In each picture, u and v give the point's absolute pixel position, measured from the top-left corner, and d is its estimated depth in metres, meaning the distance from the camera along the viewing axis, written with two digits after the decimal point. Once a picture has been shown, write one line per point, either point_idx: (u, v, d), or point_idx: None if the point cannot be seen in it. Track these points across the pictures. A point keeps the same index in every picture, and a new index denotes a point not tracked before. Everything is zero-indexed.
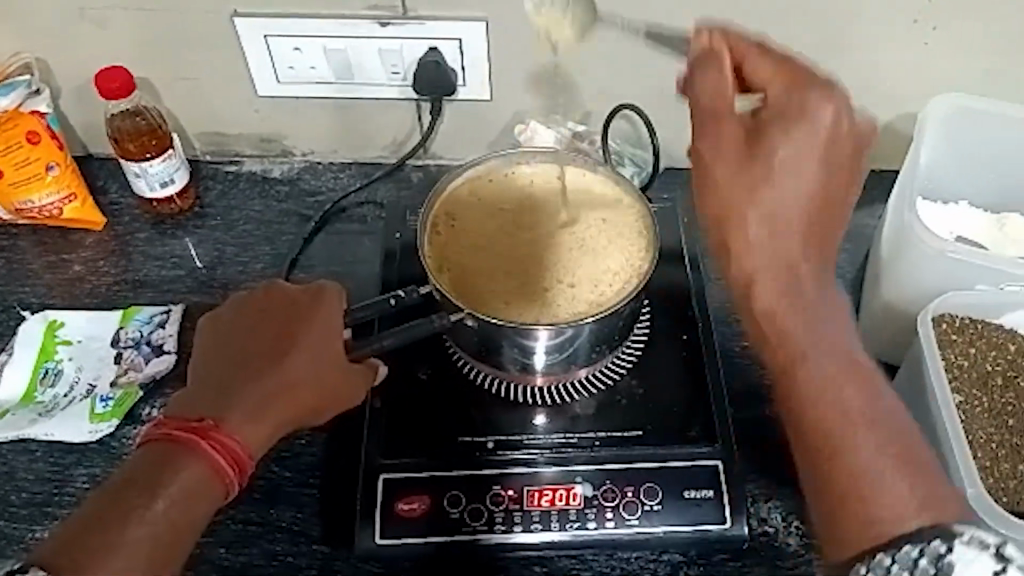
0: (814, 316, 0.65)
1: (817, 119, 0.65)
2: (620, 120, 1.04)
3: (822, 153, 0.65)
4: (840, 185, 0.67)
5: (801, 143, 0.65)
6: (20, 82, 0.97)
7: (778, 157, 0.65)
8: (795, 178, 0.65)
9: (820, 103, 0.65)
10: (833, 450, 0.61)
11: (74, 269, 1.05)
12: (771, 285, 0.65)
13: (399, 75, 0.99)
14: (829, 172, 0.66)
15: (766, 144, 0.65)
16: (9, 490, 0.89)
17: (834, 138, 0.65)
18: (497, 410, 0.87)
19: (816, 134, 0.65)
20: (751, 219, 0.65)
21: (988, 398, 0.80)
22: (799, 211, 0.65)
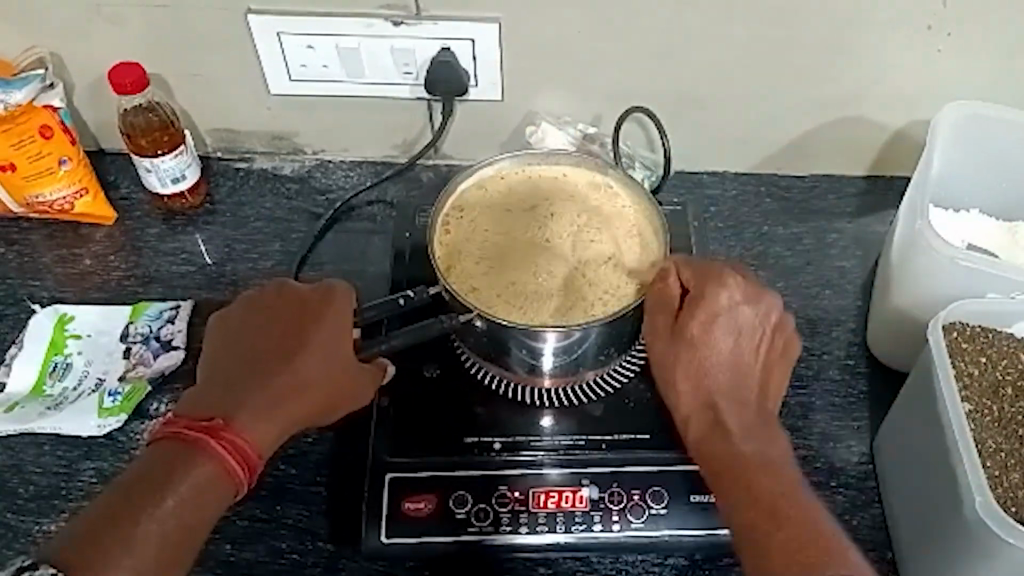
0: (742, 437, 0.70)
1: (725, 300, 0.73)
2: (631, 124, 1.03)
3: (729, 326, 0.73)
4: (761, 357, 0.74)
5: (710, 320, 0.73)
6: (34, 77, 0.97)
7: (692, 335, 0.73)
8: (707, 345, 0.72)
9: (723, 287, 0.74)
10: (763, 537, 0.64)
11: (85, 263, 1.05)
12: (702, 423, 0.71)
13: (412, 75, 1.00)
14: (746, 341, 0.73)
15: (683, 320, 0.74)
16: (17, 483, 0.90)
17: (743, 313, 0.74)
18: (504, 411, 0.87)
19: (724, 310, 0.73)
20: (679, 376, 0.73)
21: (998, 407, 0.79)
22: (720, 376, 0.72)
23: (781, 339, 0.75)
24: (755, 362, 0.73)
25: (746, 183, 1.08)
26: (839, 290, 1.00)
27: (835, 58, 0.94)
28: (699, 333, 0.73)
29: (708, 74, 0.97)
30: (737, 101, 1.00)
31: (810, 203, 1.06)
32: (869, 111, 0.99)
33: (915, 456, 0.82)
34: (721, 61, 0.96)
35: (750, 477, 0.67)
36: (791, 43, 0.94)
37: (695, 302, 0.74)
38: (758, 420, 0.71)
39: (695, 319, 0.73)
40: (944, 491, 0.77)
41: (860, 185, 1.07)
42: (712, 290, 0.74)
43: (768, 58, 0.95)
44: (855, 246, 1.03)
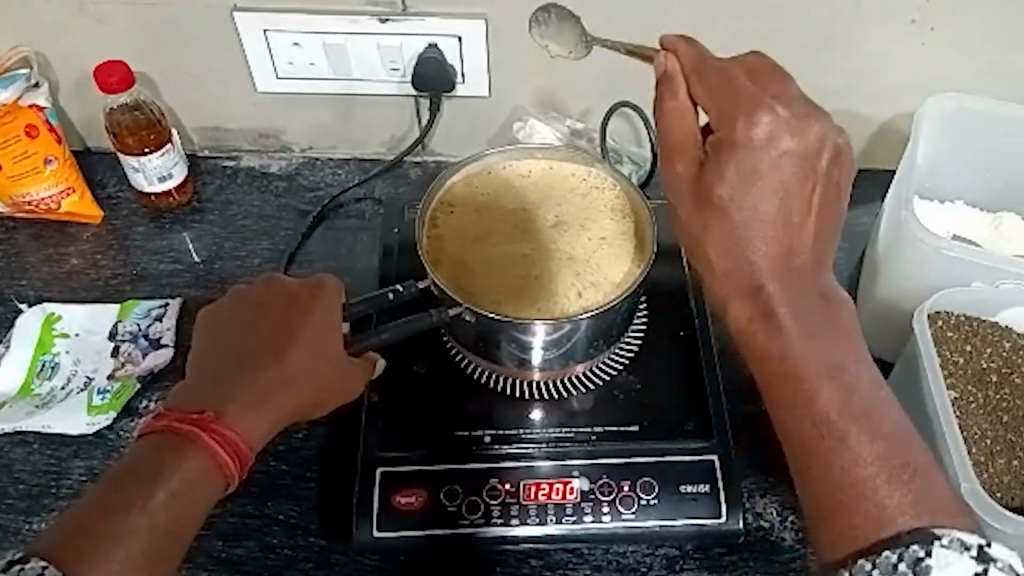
0: (796, 327, 0.66)
1: (759, 147, 0.65)
2: (619, 119, 1.04)
3: (766, 178, 0.65)
4: (805, 207, 0.66)
5: (744, 173, 0.66)
6: (21, 74, 0.99)
7: (721, 194, 0.66)
8: (739, 204, 0.66)
9: (756, 122, 0.65)
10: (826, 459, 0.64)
11: (72, 263, 1.05)
12: (745, 310, 0.67)
13: (399, 71, 1.00)
14: (788, 193, 0.66)
15: (711, 175, 0.67)
16: (6, 482, 0.89)
17: (787, 157, 0.65)
18: (494, 404, 0.87)
19: (761, 160, 0.65)
20: (716, 249, 0.67)
21: (984, 395, 0.80)
22: (755, 239, 0.66)
23: (828, 178, 0.67)
24: (795, 212, 0.66)
25: None
26: None
27: (819, 52, 0.95)
28: (731, 193, 0.66)
29: None
30: None
31: None
32: (854, 104, 1.00)
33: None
34: (706, 55, 0.96)
35: (804, 385, 0.65)
36: (776, 37, 0.94)
37: (724, 155, 0.66)
38: (809, 288, 0.67)
39: (724, 173, 0.66)
40: None
41: None
42: (743, 140, 0.66)
43: (755, 51, 0.96)
44: (842, 238, 1.04)
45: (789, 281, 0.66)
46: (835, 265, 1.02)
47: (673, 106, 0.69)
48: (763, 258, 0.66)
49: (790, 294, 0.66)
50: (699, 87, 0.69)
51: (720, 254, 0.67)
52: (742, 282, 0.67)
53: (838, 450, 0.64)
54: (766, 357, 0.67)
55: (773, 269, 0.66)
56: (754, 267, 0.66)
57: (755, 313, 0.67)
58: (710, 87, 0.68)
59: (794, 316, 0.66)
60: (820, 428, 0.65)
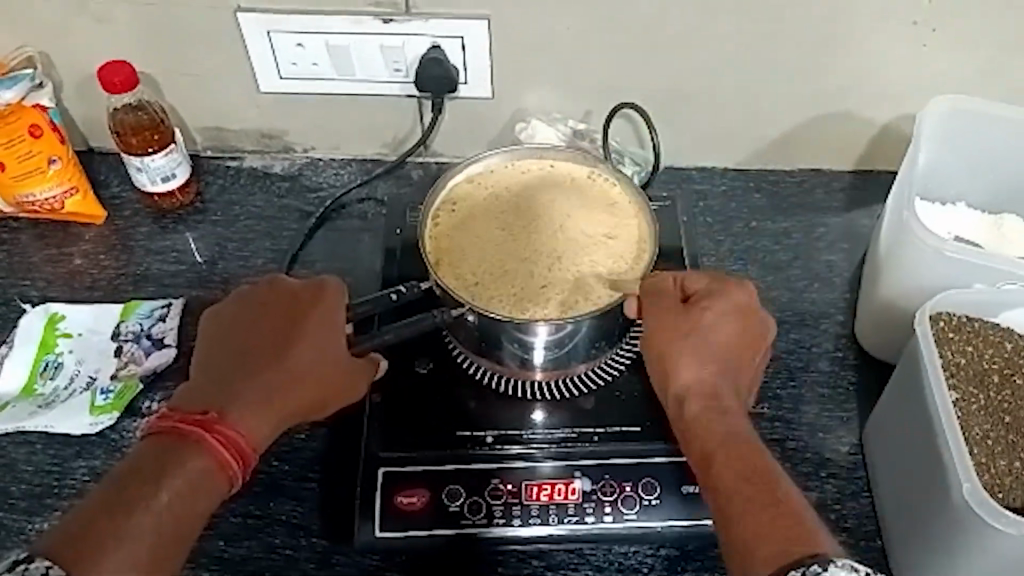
0: (737, 421, 0.72)
1: (739, 306, 0.78)
2: (621, 120, 1.04)
3: (743, 327, 0.77)
4: (754, 360, 0.78)
5: (727, 315, 0.77)
6: (24, 76, 0.97)
7: (705, 320, 0.76)
8: (715, 334, 0.76)
9: (738, 288, 0.78)
10: (750, 500, 0.65)
11: (76, 263, 1.05)
12: (697, 406, 0.73)
13: (402, 72, 1.00)
14: (748, 343, 0.77)
15: (698, 306, 0.77)
16: (9, 482, 0.90)
17: (754, 320, 0.78)
18: (496, 404, 0.87)
19: (734, 313, 0.77)
20: (683, 354, 0.75)
21: (985, 396, 0.80)
22: (719, 362, 0.75)
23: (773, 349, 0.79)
24: (749, 358, 0.77)
25: (734, 178, 1.08)
26: (827, 284, 1.00)
27: (820, 54, 0.95)
28: (711, 322, 0.76)
29: (697, 70, 0.98)
30: (725, 94, 1.00)
31: (800, 197, 1.07)
32: (855, 106, 1.00)
33: (902, 446, 0.83)
34: (710, 57, 0.97)
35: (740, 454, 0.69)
36: (778, 38, 0.94)
37: (713, 297, 0.77)
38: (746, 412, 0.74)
39: (711, 310, 0.77)
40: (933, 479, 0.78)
41: (847, 180, 1.08)
42: (731, 293, 0.78)
43: (757, 52, 0.96)
44: (844, 240, 1.04)
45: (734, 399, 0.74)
46: (837, 267, 1.02)
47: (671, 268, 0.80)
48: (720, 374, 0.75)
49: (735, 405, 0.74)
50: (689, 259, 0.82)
51: (690, 363, 0.75)
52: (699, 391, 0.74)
53: (764, 495, 0.66)
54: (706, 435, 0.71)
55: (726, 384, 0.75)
56: (713, 382, 0.74)
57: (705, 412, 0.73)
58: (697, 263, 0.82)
59: (735, 418, 0.73)
60: (753, 480, 0.67)
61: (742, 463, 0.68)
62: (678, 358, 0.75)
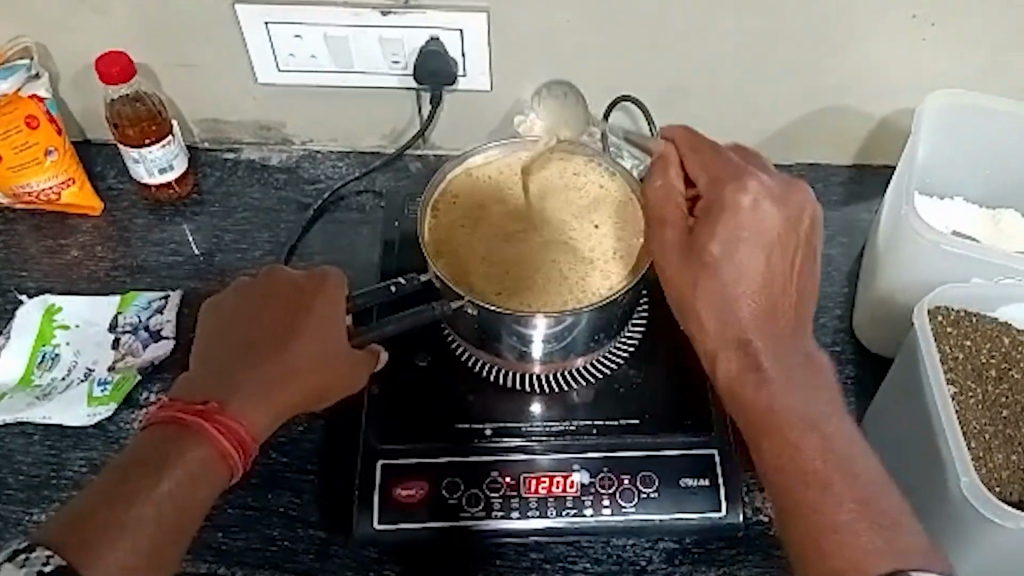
0: (777, 375, 0.68)
1: (747, 210, 0.71)
2: (620, 113, 1.04)
3: (757, 240, 0.71)
4: (790, 270, 0.71)
5: (735, 233, 0.71)
6: (20, 66, 0.97)
7: (713, 255, 0.70)
8: (728, 263, 0.70)
9: (742, 192, 0.71)
10: (803, 496, 0.64)
11: (73, 254, 1.05)
12: (731, 364, 0.69)
13: (400, 64, 1.00)
14: (774, 260, 0.71)
15: (703, 239, 0.71)
16: (6, 473, 0.89)
17: (768, 221, 0.71)
18: (494, 397, 0.87)
19: (744, 225, 0.71)
20: (704, 307, 0.70)
21: (983, 390, 0.80)
22: (745, 299, 0.70)
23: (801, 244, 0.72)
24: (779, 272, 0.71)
25: None
26: (826, 277, 1.01)
27: (820, 49, 0.95)
28: (721, 249, 0.70)
29: (696, 64, 0.98)
30: (724, 88, 1.00)
31: None
32: (853, 100, 1.01)
33: (900, 440, 0.83)
34: (709, 51, 0.97)
35: (789, 429, 0.66)
36: (778, 33, 0.94)
37: (717, 221, 0.71)
38: (792, 347, 0.70)
39: (717, 236, 0.71)
40: (931, 473, 0.78)
41: (845, 174, 1.08)
42: (737, 206, 0.71)
43: (756, 46, 0.96)
44: (842, 234, 1.04)
45: (770, 338, 0.70)
46: (835, 260, 1.02)
47: (663, 184, 0.75)
48: (749, 315, 0.70)
49: (772, 348, 0.69)
50: (693, 159, 0.75)
51: (710, 316, 0.70)
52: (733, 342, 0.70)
53: (813, 489, 0.64)
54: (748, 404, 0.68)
55: (759, 326, 0.70)
56: (744, 327, 0.70)
57: (741, 371, 0.69)
58: (699, 160, 0.75)
59: (779, 370, 0.68)
60: (806, 468, 0.65)
61: (791, 446, 0.66)
62: (699, 312, 0.71)
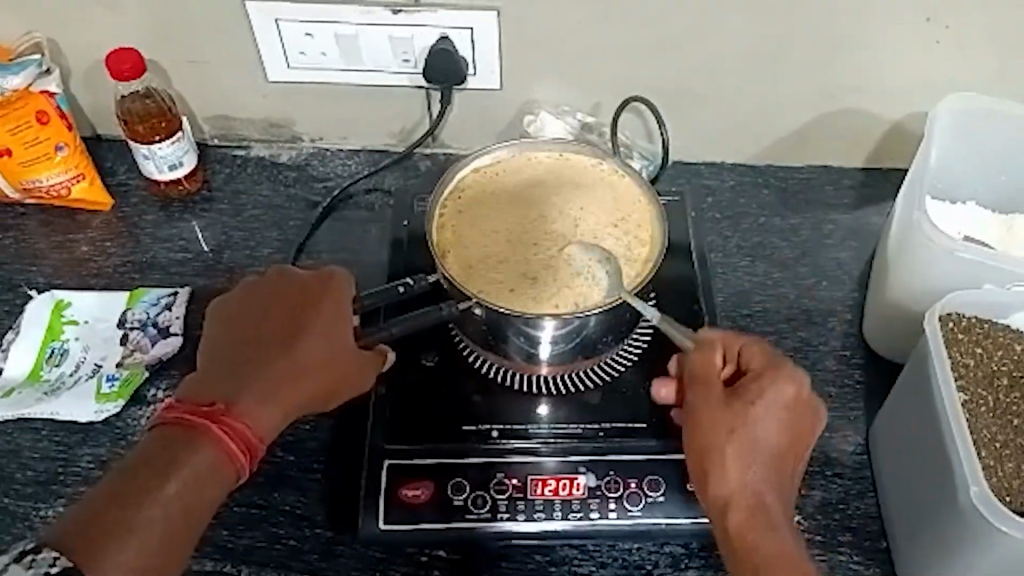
0: (783, 536, 0.69)
1: (792, 387, 0.72)
2: (631, 114, 1.04)
3: (791, 415, 0.72)
4: (801, 455, 0.73)
5: (775, 406, 0.71)
6: (31, 62, 0.98)
7: (750, 419, 0.70)
8: (764, 427, 0.71)
9: (789, 370, 0.73)
10: None
11: (82, 249, 1.05)
12: (740, 518, 0.69)
13: (411, 63, 0.99)
14: (799, 435, 0.72)
15: (747, 403, 0.71)
16: (14, 468, 0.90)
17: (805, 402, 0.73)
18: (502, 400, 0.87)
19: (787, 398, 0.72)
20: (734, 460, 0.70)
21: (993, 398, 0.80)
22: (766, 465, 0.70)
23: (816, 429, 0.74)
24: (795, 448, 0.72)
25: (743, 174, 1.08)
26: (835, 282, 1.00)
27: (832, 51, 0.95)
28: (760, 414, 0.71)
29: (707, 66, 0.98)
30: (735, 89, 1.00)
31: (808, 193, 1.07)
32: (865, 104, 1.00)
33: (909, 449, 0.82)
34: (720, 53, 0.96)
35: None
36: (789, 33, 0.94)
37: (760, 392, 0.71)
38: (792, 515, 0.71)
39: (760, 405, 0.71)
40: (940, 483, 0.78)
41: (857, 178, 1.07)
42: (784, 383, 0.72)
43: (768, 47, 0.95)
44: (853, 238, 1.04)
45: (780, 503, 0.71)
46: (845, 264, 1.02)
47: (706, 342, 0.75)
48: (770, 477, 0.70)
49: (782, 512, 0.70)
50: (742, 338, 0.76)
51: (736, 466, 0.70)
52: (750, 498, 0.70)
53: None
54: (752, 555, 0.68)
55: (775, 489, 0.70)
56: (760, 489, 0.70)
57: (749, 523, 0.69)
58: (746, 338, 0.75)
59: (783, 533, 0.69)
60: None
61: None
62: (724, 461, 0.70)
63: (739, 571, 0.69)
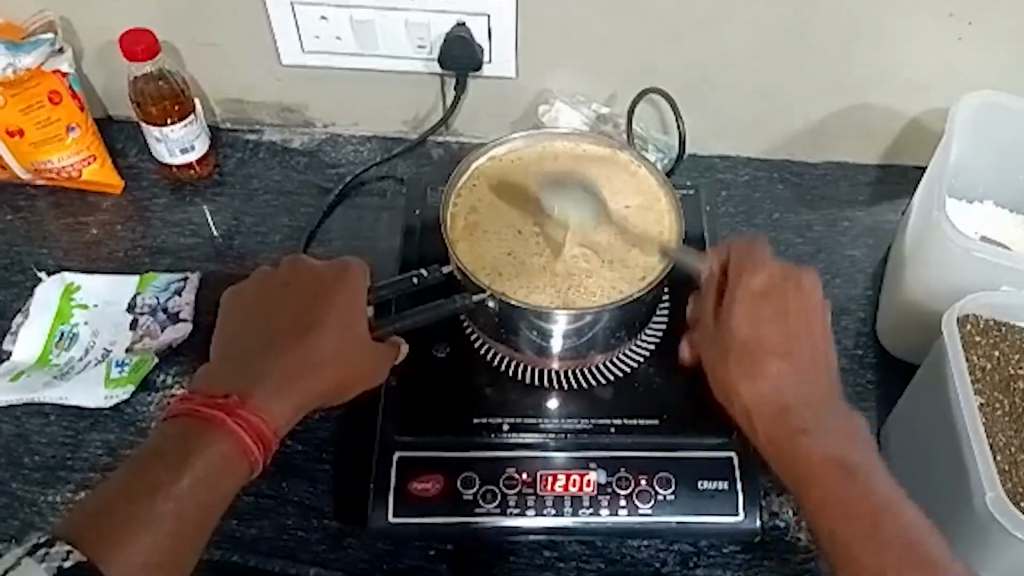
0: (813, 429, 0.71)
1: (762, 287, 0.76)
2: (646, 105, 1.03)
3: (775, 310, 0.75)
4: (818, 344, 0.74)
5: (752, 304, 0.75)
6: (44, 40, 0.96)
7: (736, 327, 0.74)
8: (751, 328, 0.74)
9: (756, 271, 0.76)
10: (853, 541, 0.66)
11: (92, 233, 1.05)
12: (766, 422, 0.72)
13: (426, 49, 0.98)
14: (799, 328, 0.74)
15: (727, 316, 0.75)
16: (23, 452, 0.90)
17: (785, 293, 0.75)
18: (512, 393, 0.86)
19: (763, 297, 0.75)
20: (739, 375, 0.74)
21: (1010, 402, 0.79)
22: (771, 363, 0.73)
23: (827, 324, 0.76)
24: (797, 339, 0.74)
25: (758, 168, 1.07)
26: (850, 280, 0.99)
27: (853, 45, 0.94)
28: (743, 319, 0.75)
29: (725, 58, 0.96)
30: (754, 85, 0.99)
31: (823, 189, 1.06)
32: (884, 100, 0.99)
33: (924, 458, 0.82)
34: (739, 45, 0.95)
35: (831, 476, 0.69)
36: (809, 27, 0.93)
37: (734, 297, 0.76)
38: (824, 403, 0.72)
39: (737, 311, 0.75)
40: (956, 491, 0.78)
41: (874, 174, 1.06)
42: (750, 283, 0.76)
43: (788, 39, 0.94)
44: (868, 235, 1.03)
45: (800, 396, 0.72)
46: (859, 262, 1.01)
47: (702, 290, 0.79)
48: (775, 374, 0.73)
49: (806, 404, 0.72)
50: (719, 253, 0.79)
51: (744, 377, 0.73)
52: (768, 399, 0.73)
53: (864, 525, 0.66)
54: (791, 453, 0.71)
55: (788, 386, 0.73)
56: (775, 388, 0.73)
57: (777, 421, 0.72)
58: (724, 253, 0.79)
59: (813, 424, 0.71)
60: (853, 514, 0.67)
61: (833, 492, 0.68)
62: (732, 377, 0.74)
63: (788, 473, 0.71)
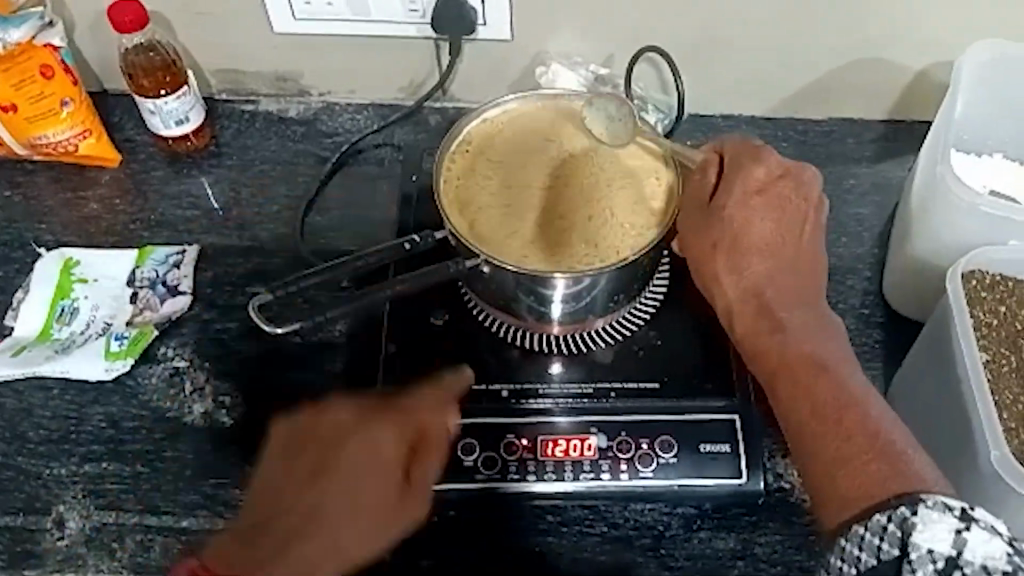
0: (789, 329, 0.73)
1: (760, 179, 0.76)
2: (644, 64, 1.01)
3: (768, 207, 0.75)
4: (802, 242, 0.76)
5: (746, 199, 0.75)
6: (33, 14, 0.94)
7: (725, 218, 0.75)
8: (742, 220, 0.75)
9: (756, 162, 0.76)
10: (821, 439, 0.67)
11: (91, 207, 1.04)
12: (746, 319, 0.75)
13: (418, 13, 0.97)
14: (785, 226, 0.76)
15: (717, 205, 0.76)
16: (28, 426, 0.90)
17: (775, 185, 0.76)
18: (512, 359, 0.86)
19: (753, 187, 0.75)
20: (725, 272, 0.75)
21: (1017, 357, 0.78)
22: (755, 260, 0.75)
23: (817, 222, 0.77)
24: (782, 238, 0.75)
25: (762, 127, 1.05)
26: (856, 238, 0.97)
27: None
28: (736, 207, 0.75)
29: (724, 14, 0.94)
30: (754, 42, 0.97)
31: (828, 147, 1.04)
32: (889, 54, 0.97)
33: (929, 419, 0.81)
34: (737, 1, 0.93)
35: (806, 374, 0.71)
36: None
37: (730, 185, 0.76)
38: (804, 305, 0.75)
39: (733, 203, 0.75)
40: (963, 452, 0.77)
41: (880, 131, 1.04)
42: (746, 173, 0.75)
43: None
44: (874, 192, 1.01)
45: (782, 291, 0.75)
46: (866, 220, 0.99)
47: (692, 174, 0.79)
48: (757, 269, 0.75)
49: (786, 300, 0.75)
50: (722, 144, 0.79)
51: (727, 275, 0.75)
52: (746, 297, 0.75)
53: (832, 422, 0.68)
54: (770, 351, 0.73)
55: (768, 283, 0.75)
56: (755, 285, 0.75)
57: (756, 318, 0.75)
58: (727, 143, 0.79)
59: (794, 329, 0.73)
60: (821, 414, 0.68)
61: (812, 395, 0.69)
62: (717, 275, 0.76)
63: (762, 372, 0.73)
